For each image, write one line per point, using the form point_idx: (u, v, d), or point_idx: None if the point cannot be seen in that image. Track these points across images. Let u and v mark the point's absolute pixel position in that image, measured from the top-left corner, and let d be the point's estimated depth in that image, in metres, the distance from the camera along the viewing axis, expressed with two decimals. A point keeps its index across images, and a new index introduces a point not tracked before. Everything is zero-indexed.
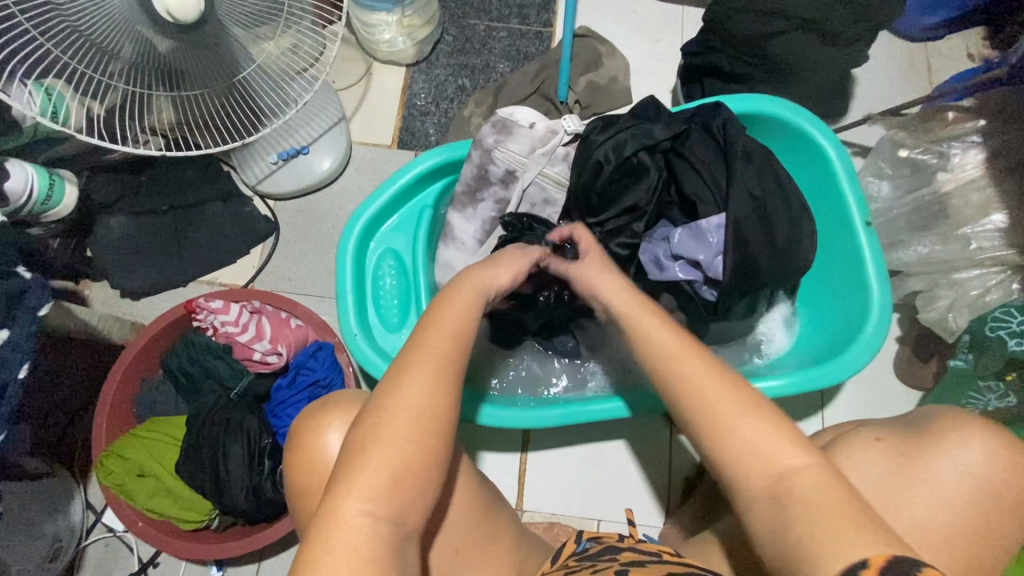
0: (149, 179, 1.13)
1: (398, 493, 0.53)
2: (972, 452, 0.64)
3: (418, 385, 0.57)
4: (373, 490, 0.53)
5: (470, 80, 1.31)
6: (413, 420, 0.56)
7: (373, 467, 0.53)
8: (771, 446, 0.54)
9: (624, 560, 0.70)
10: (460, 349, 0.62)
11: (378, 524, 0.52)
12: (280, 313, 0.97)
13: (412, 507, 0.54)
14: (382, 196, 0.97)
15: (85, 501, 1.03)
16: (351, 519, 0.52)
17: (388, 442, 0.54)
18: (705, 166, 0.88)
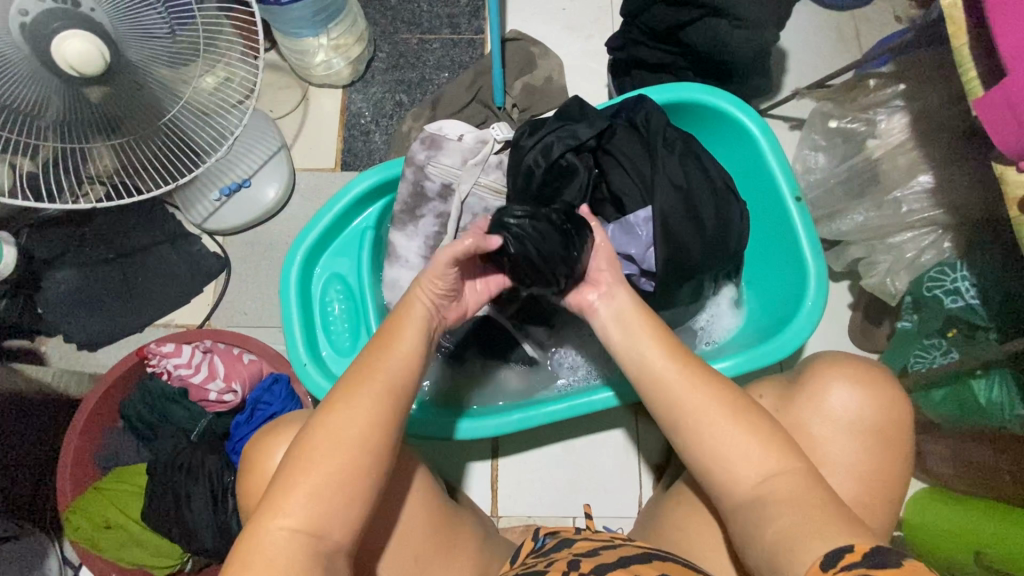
0: (92, 230, 1.12)
1: (320, 512, 0.55)
2: (844, 400, 0.69)
3: (352, 413, 0.59)
4: (298, 508, 0.55)
5: (407, 95, 1.31)
6: (345, 449, 0.57)
7: (302, 492, 0.55)
8: (754, 456, 0.62)
9: (579, 549, 0.68)
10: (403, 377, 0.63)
11: (301, 541, 0.54)
12: (233, 349, 0.98)
13: (334, 523, 0.56)
14: (320, 224, 0.98)
15: (62, 556, 1.03)
16: (271, 534, 0.55)
17: (317, 466, 0.56)
18: (631, 162, 0.89)
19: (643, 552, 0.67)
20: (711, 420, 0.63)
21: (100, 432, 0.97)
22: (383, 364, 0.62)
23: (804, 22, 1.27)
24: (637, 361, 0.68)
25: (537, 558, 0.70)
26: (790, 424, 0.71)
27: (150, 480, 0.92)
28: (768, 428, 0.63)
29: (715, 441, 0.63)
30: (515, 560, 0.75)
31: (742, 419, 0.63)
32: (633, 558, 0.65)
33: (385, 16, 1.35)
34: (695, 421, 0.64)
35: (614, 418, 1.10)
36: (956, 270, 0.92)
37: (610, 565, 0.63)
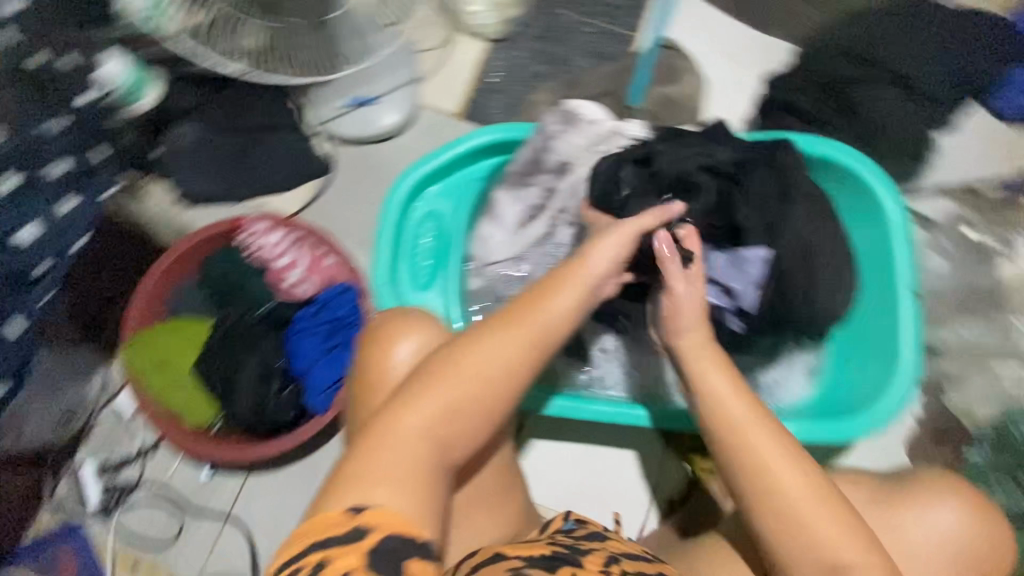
0: (224, 96, 1.16)
1: (447, 421, 0.62)
2: (946, 518, 0.71)
3: (493, 349, 0.63)
4: (433, 411, 0.61)
5: (545, 67, 1.31)
6: (479, 375, 0.63)
7: (441, 399, 0.62)
8: (848, 542, 0.63)
9: (613, 548, 0.68)
10: (551, 334, 0.64)
11: (427, 444, 0.60)
12: (318, 249, 1.00)
13: (457, 434, 0.62)
14: (436, 160, 1.00)
15: (105, 379, 1.10)
16: (407, 431, 0.60)
17: (455, 384, 0.62)
18: (762, 199, 0.86)
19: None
20: (799, 495, 0.64)
21: (174, 280, 1.01)
22: (538, 314, 0.64)
23: None
24: (723, 421, 0.68)
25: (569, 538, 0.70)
26: (886, 523, 0.72)
27: (210, 340, 0.97)
28: (854, 523, 0.64)
29: (802, 516, 0.64)
30: (541, 532, 0.76)
31: (828, 506, 0.64)
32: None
33: None
34: (784, 491, 0.64)
35: (643, 442, 1.09)
36: None
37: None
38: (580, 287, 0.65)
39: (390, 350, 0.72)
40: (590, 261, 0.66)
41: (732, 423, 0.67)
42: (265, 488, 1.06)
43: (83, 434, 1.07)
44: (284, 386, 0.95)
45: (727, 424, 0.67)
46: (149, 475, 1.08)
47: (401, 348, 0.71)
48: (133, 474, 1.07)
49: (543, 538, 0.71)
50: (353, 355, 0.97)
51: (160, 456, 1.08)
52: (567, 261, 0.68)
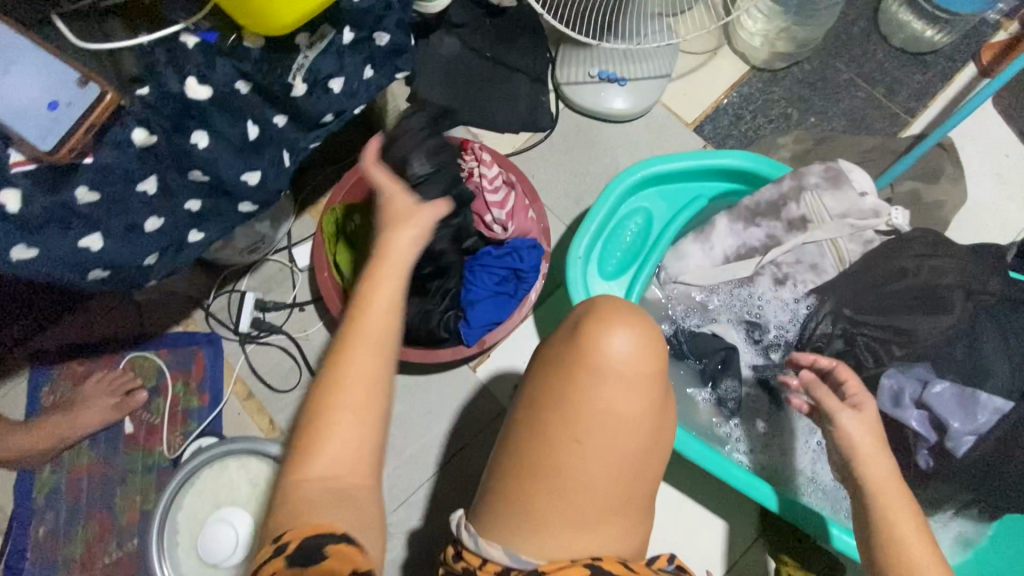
0: (491, 24, 1.20)
1: (350, 458, 0.56)
2: None
3: (343, 430, 0.56)
4: (330, 460, 0.56)
5: (798, 114, 1.24)
6: (350, 443, 0.57)
7: (326, 450, 0.56)
8: None
9: None
10: (394, 330, 0.60)
11: (331, 492, 0.54)
12: (526, 199, 1.03)
13: (359, 451, 0.57)
14: (678, 163, 0.97)
15: (288, 228, 1.17)
16: (309, 483, 0.55)
17: (338, 431, 0.56)
18: (1016, 346, 0.78)
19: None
20: None
21: None
22: (375, 329, 0.59)
23: None
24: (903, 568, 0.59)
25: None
26: None
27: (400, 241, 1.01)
28: None
29: None
30: None
31: None
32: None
33: (837, 37, 1.27)
34: None
35: (741, 519, 1.03)
36: None
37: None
38: (399, 266, 0.61)
39: (605, 335, 0.59)
40: (386, 257, 0.61)
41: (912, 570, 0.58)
42: None
43: (252, 265, 1.16)
44: (447, 309, 0.99)
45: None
46: (288, 327, 1.14)
47: (619, 336, 0.59)
48: (276, 319, 1.14)
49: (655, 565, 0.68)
50: (516, 308, 1.00)
51: (305, 314, 1.14)
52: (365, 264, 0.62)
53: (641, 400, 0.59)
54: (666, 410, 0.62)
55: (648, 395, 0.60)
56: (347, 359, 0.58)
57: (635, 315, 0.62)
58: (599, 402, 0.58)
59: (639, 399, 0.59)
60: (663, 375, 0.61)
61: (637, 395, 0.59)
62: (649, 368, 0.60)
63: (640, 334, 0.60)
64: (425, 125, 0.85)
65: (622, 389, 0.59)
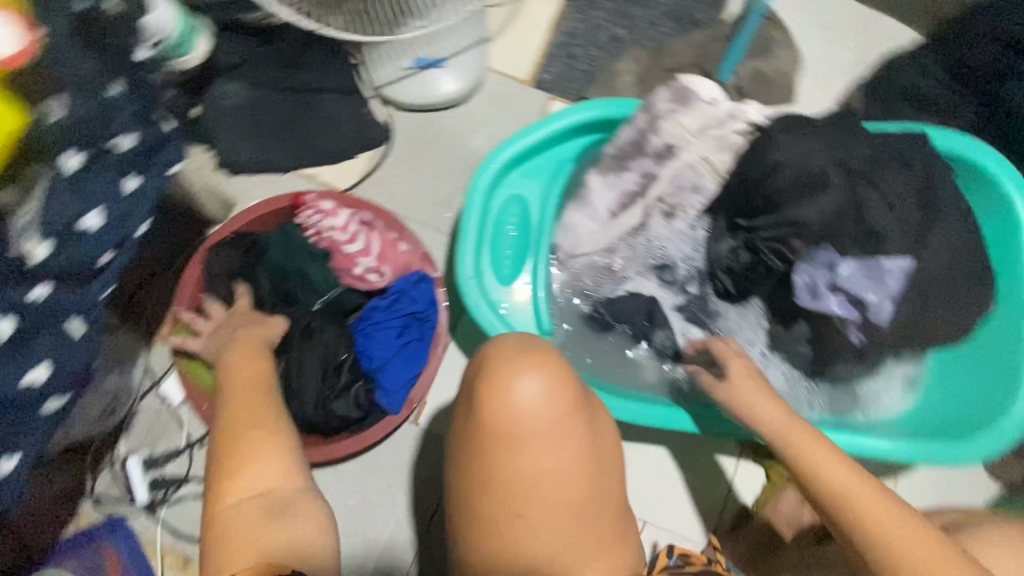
0: (272, 51, 1.03)
1: (268, 476, 0.62)
2: None
3: (261, 455, 0.63)
4: (249, 484, 0.61)
5: (627, 31, 1.17)
6: (262, 466, 0.63)
7: (237, 472, 0.61)
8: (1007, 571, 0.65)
9: None
10: (262, 374, 0.74)
11: (262, 503, 0.60)
12: (390, 233, 0.91)
13: (278, 475, 0.63)
14: (530, 137, 0.89)
15: (145, 365, 1.00)
16: (235, 505, 0.60)
17: (248, 463, 0.62)
18: (897, 200, 0.79)
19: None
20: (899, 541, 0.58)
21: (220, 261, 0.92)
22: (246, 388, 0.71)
23: None
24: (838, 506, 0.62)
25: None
26: None
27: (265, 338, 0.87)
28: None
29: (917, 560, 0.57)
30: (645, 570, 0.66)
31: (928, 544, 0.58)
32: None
33: None
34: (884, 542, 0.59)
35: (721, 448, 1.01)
36: None
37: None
38: (257, 351, 0.78)
39: (509, 389, 0.51)
40: (245, 350, 0.78)
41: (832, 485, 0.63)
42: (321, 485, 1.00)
43: (122, 422, 0.99)
44: (354, 382, 0.88)
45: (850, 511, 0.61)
46: (195, 471, 0.99)
47: (524, 384, 0.51)
48: (178, 469, 0.99)
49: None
50: (429, 350, 0.90)
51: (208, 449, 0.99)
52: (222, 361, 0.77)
53: (573, 445, 0.52)
54: (601, 425, 0.56)
55: (577, 436, 0.53)
56: (234, 420, 0.66)
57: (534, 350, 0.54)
58: (525, 464, 0.51)
59: (571, 446, 0.52)
60: (588, 406, 0.55)
61: (564, 441, 0.52)
62: (570, 408, 0.52)
63: (550, 375, 0.53)
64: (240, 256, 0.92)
65: (547, 442, 0.51)
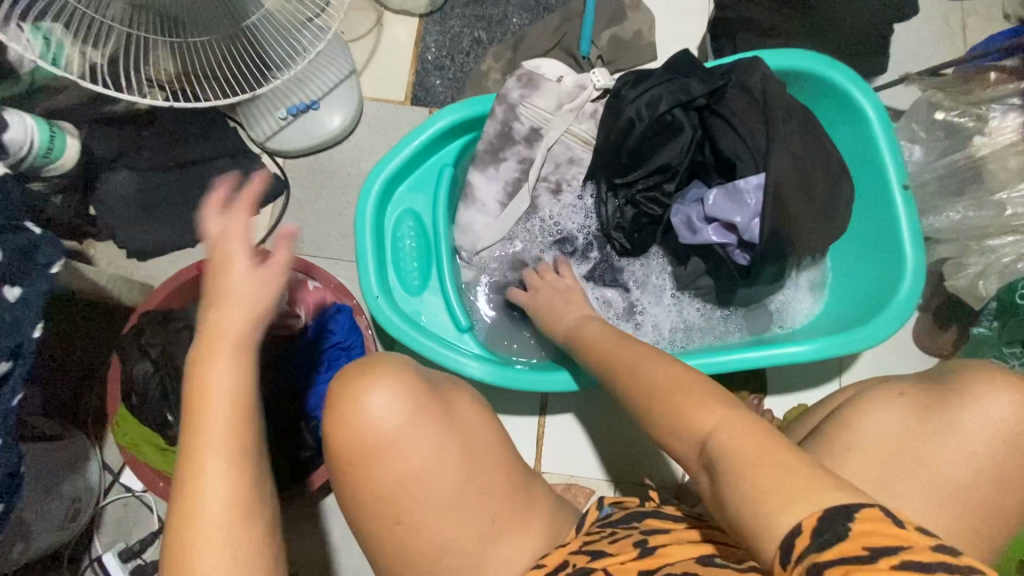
0: (151, 135, 1.07)
1: (239, 420, 0.50)
2: (998, 406, 0.62)
3: (216, 385, 0.49)
4: (215, 412, 0.49)
5: (486, 33, 1.24)
6: (222, 399, 0.49)
7: (194, 390, 0.49)
8: (879, 429, 0.66)
9: (646, 529, 0.66)
10: (229, 365, 0.50)
11: (229, 402, 0.49)
12: (298, 274, 0.95)
13: (237, 434, 0.49)
14: (404, 151, 0.93)
15: (102, 461, 1.02)
16: (207, 401, 0.49)
17: (211, 386, 0.49)
18: (743, 123, 0.83)
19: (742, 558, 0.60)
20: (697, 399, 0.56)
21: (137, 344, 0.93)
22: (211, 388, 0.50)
23: None
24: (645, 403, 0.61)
25: (602, 529, 0.67)
26: (933, 425, 0.64)
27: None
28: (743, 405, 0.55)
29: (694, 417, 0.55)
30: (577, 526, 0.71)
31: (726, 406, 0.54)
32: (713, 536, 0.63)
33: None
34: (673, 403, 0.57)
35: None
36: None
37: (692, 546, 0.61)
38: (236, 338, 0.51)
39: (358, 402, 0.59)
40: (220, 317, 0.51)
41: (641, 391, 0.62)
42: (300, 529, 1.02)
43: (93, 522, 1.01)
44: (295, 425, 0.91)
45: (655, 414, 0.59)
46: None
47: (370, 395, 0.59)
48: (159, 551, 1.01)
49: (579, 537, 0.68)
50: None
51: None
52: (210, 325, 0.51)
53: (428, 441, 0.60)
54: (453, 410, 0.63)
55: (432, 433, 0.61)
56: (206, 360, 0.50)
57: (377, 366, 0.62)
58: (390, 467, 0.60)
59: (425, 443, 0.60)
60: (443, 402, 0.63)
61: (421, 440, 0.60)
62: (420, 409, 0.61)
63: (393, 383, 0.61)
64: (156, 323, 0.91)
65: (405, 444, 0.60)
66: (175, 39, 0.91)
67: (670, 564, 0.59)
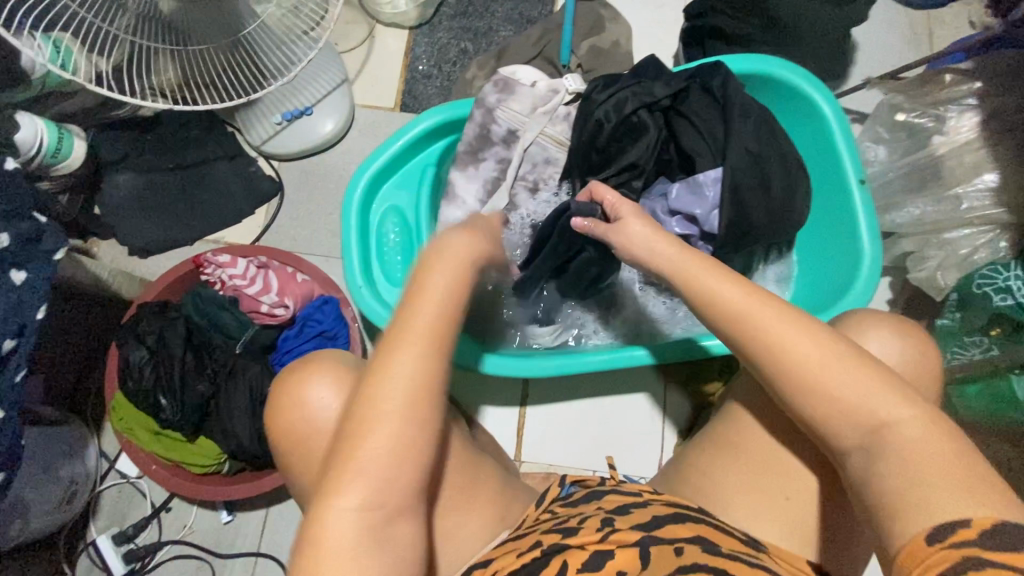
0: (154, 138, 1.14)
1: (413, 411, 0.51)
2: (882, 349, 0.67)
3: (405, 362, 0.52)
4: (408, 400, 0.51)
5: (472, 44, 1.31)
6: (403, 383, 0.52)
7: (380, 378, 0.52)
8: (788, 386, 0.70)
9: (608, 505, 0.67)
10: (428, 343, 0.53)
11: (421, 392, 0.52)
12: (287, 267, 1.00)
13: (418, 423, 0.52)
14: (388, 151, 0.99)
15: (99, 449, 1.07)
16: (395, 374, 0.52)
17: (396, 371, 0.52)
18: (704, 123, 0.89)
19: (687, 533, 0.62)
20: (829, 370, 0.56)
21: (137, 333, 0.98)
22: (414, 327, 0.53)
23: (875, 17, 1.27)
24: (767, 345, 0.58)
25: (565, 509, 0.69)
26: None
27: (189, 389, 0.94)
28: (891, 372, 0.56)
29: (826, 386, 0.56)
30: (539, 505, 0.74)
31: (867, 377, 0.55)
32: (663, 515, 0.65)
33: None
34: (814, 378, 0.56)
35: (641, 381, 1.13)
36: (1009, 269, 0.91)
37: (644, 525, 0.63)
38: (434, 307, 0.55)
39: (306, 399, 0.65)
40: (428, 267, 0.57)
41: (751, 335, 0.59)
42: (286, 516, 1.06)
43: (89, 507, 1.05)
44: None
45: (812, 389, 0.56)
46: (168, 532, 1.05)
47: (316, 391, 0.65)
48: (150, 537, 1.05)
49: (542, 516, 0.70)
50: None
51: (174, 511, 1.06)
52: (420, 265, 0.57)
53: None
54: None
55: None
56: (399, 345, 0.52)
57: (325, 360, 0.67)
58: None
59: None
60: None
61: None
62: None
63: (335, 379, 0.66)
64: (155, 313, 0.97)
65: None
66: (179, 48, 0.97)
67: (620, 536, 0.61)
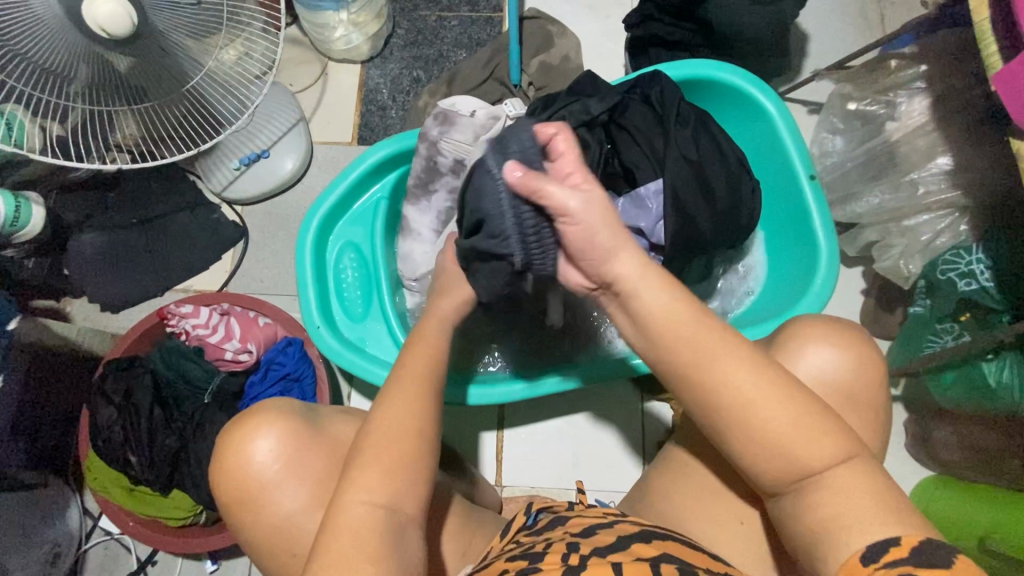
0: (116, 195, 1.15)
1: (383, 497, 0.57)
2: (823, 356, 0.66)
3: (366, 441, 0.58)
4: (371, 486, 0.57)
5: (424, 71, 1.32)
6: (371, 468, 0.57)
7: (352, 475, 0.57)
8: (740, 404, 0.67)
9: (573, 529, 0.61)
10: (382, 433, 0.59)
11: (380, 469, 0.57)
12: (249, 312, 1.01)
13: (398, 497, 0.57)
14: (339, 188, 1.00)
15: (82, 507, 1.08)
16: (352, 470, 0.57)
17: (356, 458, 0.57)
18: (644, 136, 0.89)
19: (652, 552, 0.56)
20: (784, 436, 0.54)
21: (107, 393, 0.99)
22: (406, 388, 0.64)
23: (823, 6, 1.26)
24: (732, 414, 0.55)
25: (528, 538, 0.62)
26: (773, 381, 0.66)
27: (157, 444, 0.94)
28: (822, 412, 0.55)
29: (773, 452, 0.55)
30: (505, 535, 0.67)
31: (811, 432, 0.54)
32: (626, 536, 0.59)
33: None
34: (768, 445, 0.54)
35: (616, 396, 1.12)
36: (971, 252, 0.90)
37: (606, 546, 0.57)
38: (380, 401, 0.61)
39: (244, 467, 0.65)
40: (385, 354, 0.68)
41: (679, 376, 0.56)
42: None
43: (76, 566, 1.06)
44: None
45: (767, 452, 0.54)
46: None
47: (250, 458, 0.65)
48: None
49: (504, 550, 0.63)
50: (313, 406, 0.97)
51: (160, 563, 1.07)
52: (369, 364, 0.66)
53: (300, 488, 0.65)
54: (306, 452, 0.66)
55: (306, 471, 0.66)
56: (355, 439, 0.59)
57: (261, 425, 0.66)
58: (269, 515, 0.65)
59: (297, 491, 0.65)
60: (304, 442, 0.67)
61: (296, 484, 0.65)
62: (293, 456, 0.66)
63: (266, 445, 0.65)
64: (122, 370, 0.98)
65: (278, 493, 0.65)
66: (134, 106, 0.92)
67: (589, 559, 0.54)
